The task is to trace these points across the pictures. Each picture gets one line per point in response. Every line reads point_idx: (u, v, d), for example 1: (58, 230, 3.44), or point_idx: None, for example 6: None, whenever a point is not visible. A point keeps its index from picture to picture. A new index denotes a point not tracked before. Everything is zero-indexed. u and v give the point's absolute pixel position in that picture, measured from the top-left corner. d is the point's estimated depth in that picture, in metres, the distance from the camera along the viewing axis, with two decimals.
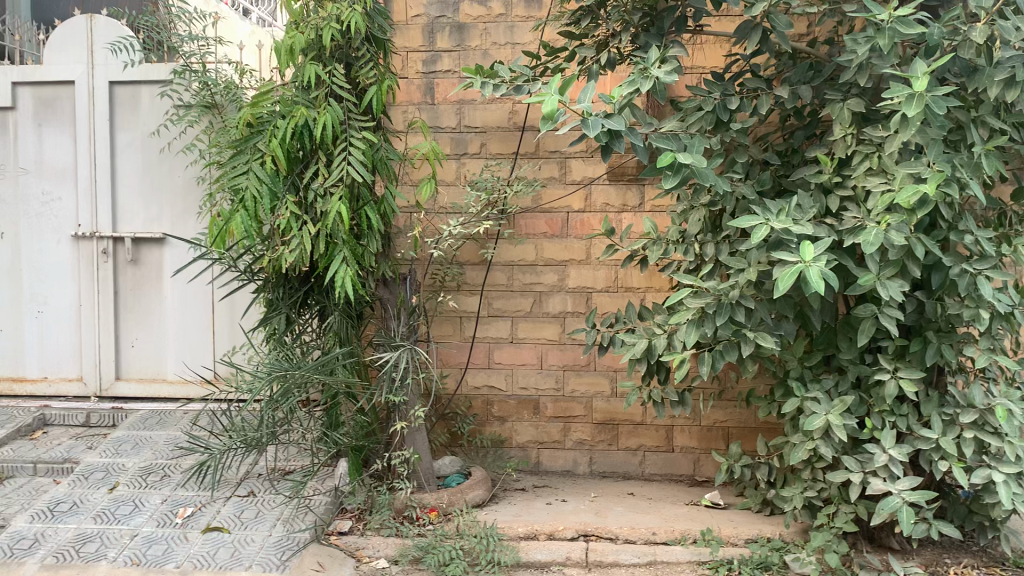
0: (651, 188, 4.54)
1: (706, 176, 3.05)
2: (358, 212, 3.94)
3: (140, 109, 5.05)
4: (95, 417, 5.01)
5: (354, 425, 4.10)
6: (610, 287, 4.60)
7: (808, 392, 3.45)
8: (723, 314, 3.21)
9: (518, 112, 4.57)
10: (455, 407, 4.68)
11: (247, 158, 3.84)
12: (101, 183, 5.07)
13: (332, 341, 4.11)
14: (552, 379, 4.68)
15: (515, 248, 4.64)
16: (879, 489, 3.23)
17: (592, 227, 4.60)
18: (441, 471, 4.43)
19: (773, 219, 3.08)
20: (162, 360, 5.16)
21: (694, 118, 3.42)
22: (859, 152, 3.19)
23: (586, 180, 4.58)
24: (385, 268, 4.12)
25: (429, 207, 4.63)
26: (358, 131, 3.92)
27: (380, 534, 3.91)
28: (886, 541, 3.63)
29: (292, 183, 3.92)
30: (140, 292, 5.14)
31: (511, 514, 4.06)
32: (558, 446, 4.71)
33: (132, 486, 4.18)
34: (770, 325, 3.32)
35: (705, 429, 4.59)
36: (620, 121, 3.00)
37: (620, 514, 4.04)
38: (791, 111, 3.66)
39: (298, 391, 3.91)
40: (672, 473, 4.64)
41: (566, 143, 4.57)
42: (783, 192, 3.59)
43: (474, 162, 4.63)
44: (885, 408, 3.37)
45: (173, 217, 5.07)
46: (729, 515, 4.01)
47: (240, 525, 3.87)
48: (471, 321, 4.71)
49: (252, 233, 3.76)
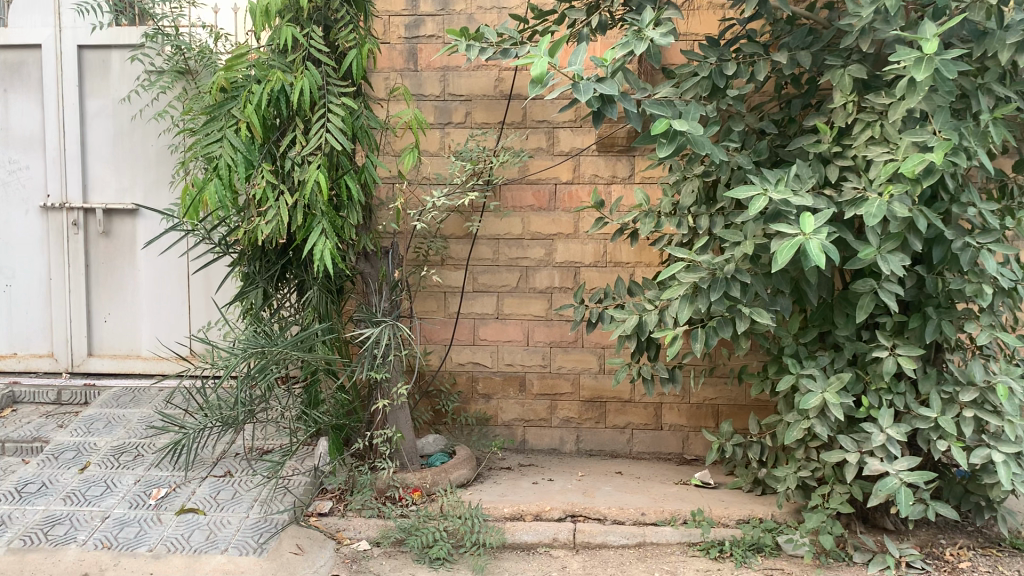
0: (641, 159, 4.40)
1: (702, 144, 2.91)
2: (337, 181, 3.78)
3: (110, 74, 4.84)
4: (66, 395, 4.82)
5: (334, 403, 3.98)
6: (599, 262, 4.48)
7: (804, 369, 3.34)
8: (718, 289, 3.09)
9: (505, 80, 4.41)
10: (439, 383, 4.55)
11: (220, 125, 3.67)
12: (70, 152, 4.87)
13: (311, 316, 3.95)
14: (539, 356, 4.55)
15: (501, 220, 4.50)
16: (876, 470, 3.14)
17: (580, 199, 4.46)
18: (424, 449, 4.31)
19: (771, 188, 2.94)
20: (135, 336, 5.00)
21: (689, 83, 3.30)
22: (860, 120, 3.07)
23: (574, 151, 4.43)
24: (366, 241, 3.95)
25: (412, 177, 4.48)
26: (337, 97, 3.75)
27: (362, 515, 3.79)
28: (880, 522, 3.55)
29: (268, 151, 3.77)
30: (113, 265, 4.96)
31: (496, 494, 3.95)
32: (544, 424, 4.60)
33: (103, 466, 4.03)
34: (766, 300, 3.20)
35: (694, 407, 4.49)
36: (612, 86, 2.86)
37: (609, 493, 3.93)
38: (788, 79, 3.52)
39: (276, 367, 3.76)
40: (660, 451, 4.55)
41: (554, 112, 4.42)
42: (779, 163, 3.47)
43: (459, 131, 4.47)
44: (883, 386, 3.27)
45: (145, 187, 4.89)
46: (720, 495, 3.91)
47: (216, 507, 3.73)
48: (455, 297, 4.57)
49: (226, 203, 3.61)
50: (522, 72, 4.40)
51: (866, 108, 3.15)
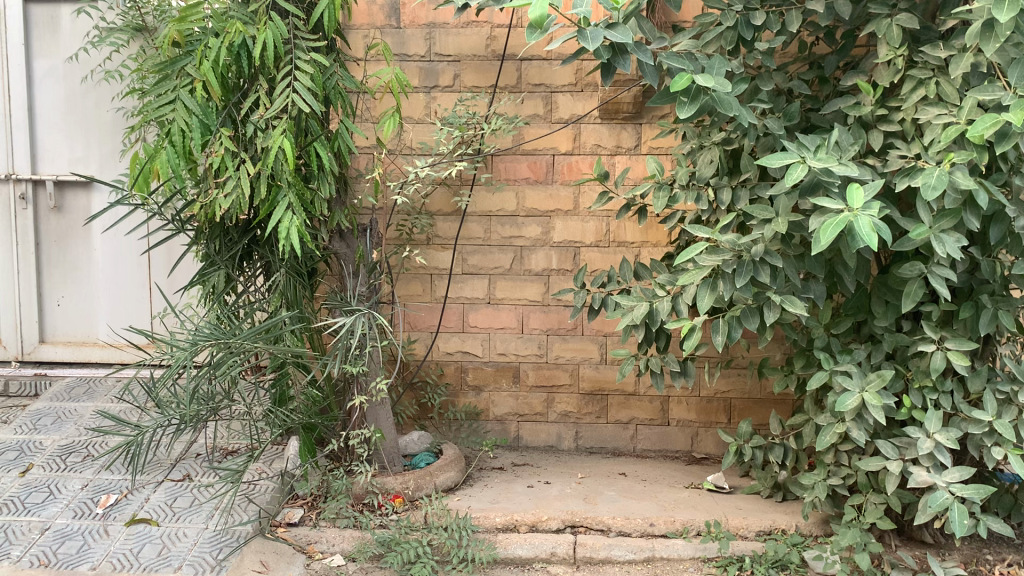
0: (649, 127, 3.96)
1: (729, 104, 2.51)
2: (306, 149, 3.33)
3: (59, 31, 4.35)
4: (14, 386, 4.38)
5: (305, 400, 3.51)
6: (600, 242, 4.05)
7: (838, 364, 2.93)
8: (745, 274, 2.65)
9: (498, 39, 3.96)
10: (425, 374, 4.14)
11: (172, 85, 3.21)
12: (17, 118, 4.40)
13: (278, 302, 3.50)
14: (534, 345, 4.14)
15: (493, 195, 4.06)
16: (923, 482, 2.73)
17: (581, 172, 4.03)
18: (407, 449, 3.88)
19: (810, 156, 2.50)
20: (92, 321, 4.56)
21: (711, 36, 2.83)
22: (911, 79, 2.66)
23: (574, 118, 3.99)
24: (341, 218, 3.50)
25: (394, 146, 4.03)
26: (306, 53, 3.28)
27: (336, 526, 3.37)
28: (917, 534, 3.17)
29: (228, 116, 3.31)
30: (65, 244, 4.51)
31: (487, 500, 3.53)
32: (540, 419, 4.19)
33: (47, 469, 3.60)
34: (798, 287, 2.79)
35: (705, 401, 4.08)
36: (626, 33, 2.41)
37: (612, 499, 3.53)
38: (822, 32, 3.08)
39: (239, 361, 3.32)
40: (667, 449, 4.15)
41: (552, 75, 3.97)
42: (810, 129, 3.04)
43: (447, 96, 4.02)
44: (928, 384, 2.87)
45: (100, 157, 4.43)
46: (736, 501, 3.51)
47: (171, 517, 3.30)
48: (442, 280, 4.14)
49: (179, 173, 3.16)
50: (517, 29, 3.95)
51: (917, 63, 2.72)
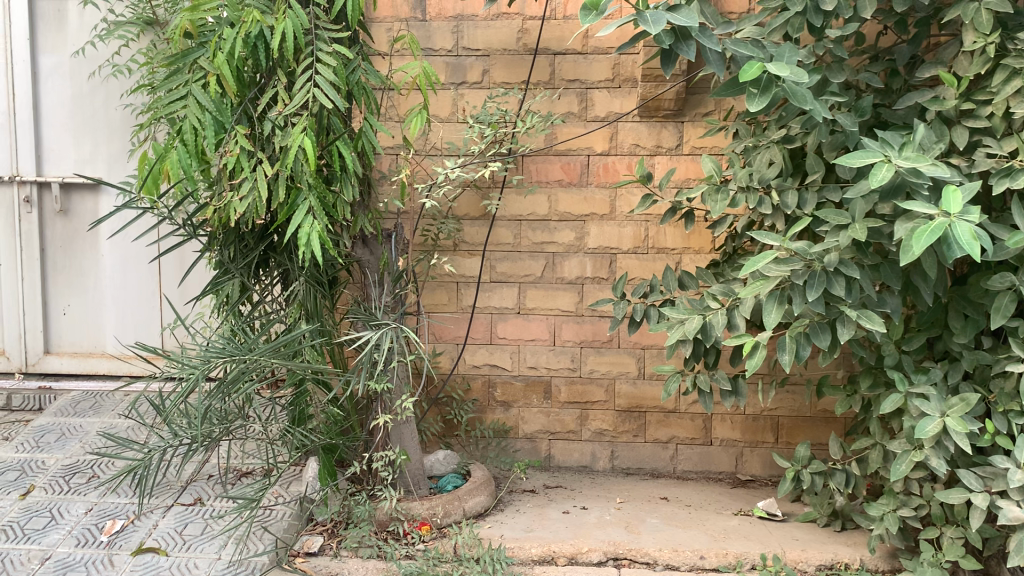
0: (692, 125, 3.69)
1: (803, 95, 2.25)
2: (327, 148, 3.08)
3: (66, 25, 4.13)
4: (16, 399, 4.14)
5: (325, 419, 3.27)
6: (639, 248, 3.78)
7: (913, 386, 2.66)
8: (817, 286, 2.39)
9: (530, 32, 3.70)
10: (451, 390, 3.89)
11: (184, 80, 2.96)
12: (22, 117, 4.18)
13: (296, 314, 3.25)
14: (567, 358, 3.87)
15: (524, 198, 3.80)
16: (1016, 519, 2.45)
17: (617, 174, 3.76)
18: (433, 470, 3.63)
19: (895, 155, 2.23)
20: (100, 331, 4.33)
21: (777, 21, 2.57)
22: (1004, 69, 2.40)
23: (612, 116, 3.72)
24: (364, 222, 3.24)
25: (419, 146, 3.78)
26: (328, 44, 3.02)
27: (359, 556, 3.11)
28: (997, 571, 2.88)
29: (243, 112, 3.05)
30: (72, 250, 4.28)
31: (520, 529, 3.27)
32: (573, 437, 3.92)
33: (49, 491, 3.36)
34: (874, 300, 2.52)
35: (750, 419, 3.81)
36: (689, 16, 2.17)
37: (656, 528, 3.27)
38: (892, 21, 2.81)
39: (255, 378, 3.07)
40: (709, 470, 3.87)
41: (588, 70, 3.70)
42: (881, 126, 2.78)
43: (475, 93, 3.77)
44: (1014, 407, 2.57)
45: (109, 158, 4.20)
46: (792, 531, 3.24)
47: (180, 546, 3.05)
48: (469, 288, 3.88)
49: (191, 175, 2.91)
50: (551, 21, 3.69)
51: (1009, 52, 2.46)
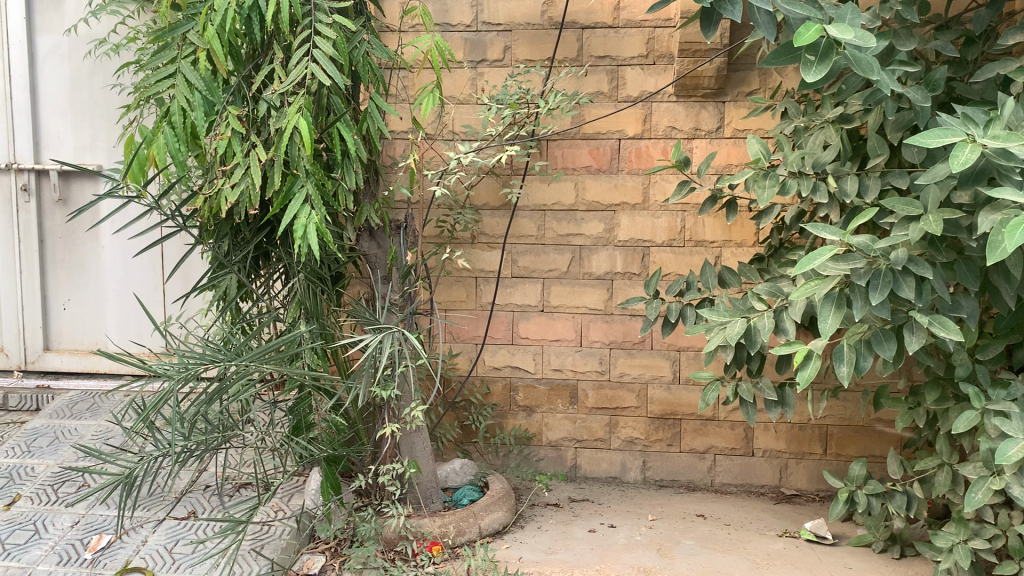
0: (733, 105, 3.35)
1: (867, 65, 1.92)
2: (327, 130, 2.78)
3: (63, 2, 3.87)
4: (12, 399, 3.94)
5: (328, 428, 2.97)
6: (674, 241, 3.45)
7: (991, 402, 2.29)
8: (881, 287, 2.05)
9: (555, 4, 3.38)
10: (469, 393, 3.60)
11: (172, 56, 2.67)
12: (19, 101, 3.95)
13: (296, 313, 2.96)
14: (595, 360, 3.56)
15: (549, 186, 3.49)
16: None
17: (651, 159, 3.43)
18: (448, 481, 3.32)
19: (979, 133, 1.88)
20: (100, 327, 4.10)
21: None
22: None
23: (644, 96, 3.38)
24: (370, 212, 2.94)
25: (435, 130, 3.48)
26: (328, 14, 2.71)
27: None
28: None
29: (237, 92, 2.77)
30: (71, 242, 4.05)
31: (541, 550, 2.97)
32: (601, 446, 3.61)
33: (35, 501, 3.13)
34: (946, 303, 2.18)
35: (797, 428, 3.47)
36: None
37: (691, 552, 2.95)
38: None
39: (249, 386, 2.77)
40: (750, 484, 3.54)
41: (619, 45, 3.37)
42: (954, 103, 2.44)
43: (496, 71, 3.46)
44: None
45: (110, 144, 3.95)
46: (843, 557, 2.90)
47: (168, 566, 2.77)
48: (489, 284, 3.58)
49: (177, 160, 2.63)
50: None
51: None
